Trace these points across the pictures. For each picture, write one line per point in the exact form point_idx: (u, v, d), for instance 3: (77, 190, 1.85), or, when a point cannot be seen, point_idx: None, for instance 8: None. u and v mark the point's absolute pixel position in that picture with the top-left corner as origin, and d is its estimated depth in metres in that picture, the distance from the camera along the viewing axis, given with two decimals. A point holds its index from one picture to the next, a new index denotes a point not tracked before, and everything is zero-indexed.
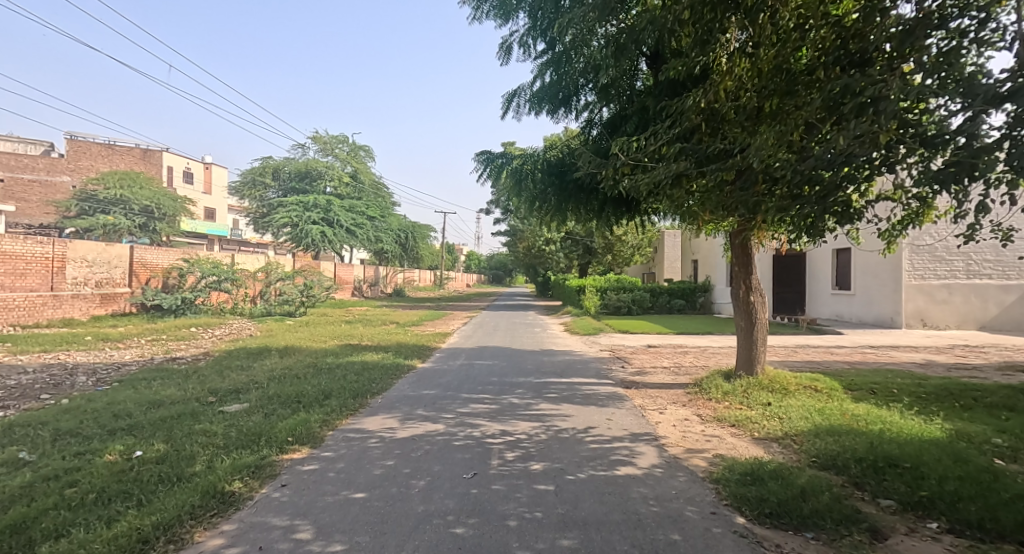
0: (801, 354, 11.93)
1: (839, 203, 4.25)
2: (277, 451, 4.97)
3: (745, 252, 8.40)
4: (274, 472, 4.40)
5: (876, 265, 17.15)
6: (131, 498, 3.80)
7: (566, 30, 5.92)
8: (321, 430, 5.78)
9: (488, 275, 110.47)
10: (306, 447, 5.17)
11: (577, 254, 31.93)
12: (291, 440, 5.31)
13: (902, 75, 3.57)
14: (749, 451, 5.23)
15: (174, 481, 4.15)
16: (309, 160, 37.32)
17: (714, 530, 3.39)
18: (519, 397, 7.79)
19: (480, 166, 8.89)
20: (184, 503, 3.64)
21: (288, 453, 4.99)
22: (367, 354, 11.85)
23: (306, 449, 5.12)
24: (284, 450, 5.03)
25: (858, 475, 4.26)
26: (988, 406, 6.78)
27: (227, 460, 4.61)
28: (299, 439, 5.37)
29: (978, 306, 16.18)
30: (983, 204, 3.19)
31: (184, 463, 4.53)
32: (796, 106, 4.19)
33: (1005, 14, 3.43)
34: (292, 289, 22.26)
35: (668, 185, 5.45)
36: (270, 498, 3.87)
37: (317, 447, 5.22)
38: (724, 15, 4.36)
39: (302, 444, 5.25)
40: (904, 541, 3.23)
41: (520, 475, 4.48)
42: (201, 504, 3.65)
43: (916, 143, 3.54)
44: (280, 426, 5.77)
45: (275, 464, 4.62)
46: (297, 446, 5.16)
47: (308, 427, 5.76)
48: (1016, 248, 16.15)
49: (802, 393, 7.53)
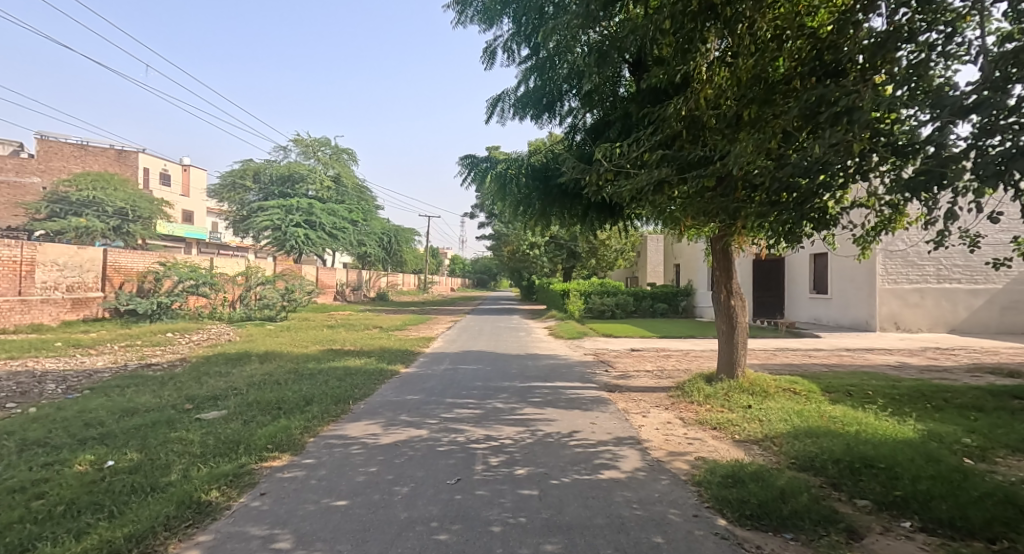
0: (780, 357, 12.14)
1: (817, 209, 4.32)
2: (257, 459, 4.90)
3: (726, 257, 8.49)
4: (253, 481, 4.34)
5: (852, 270, 17.49)
6: (102, 509, 3.73)
7: (550, 36, 5.91)
8: (302, 437, 5.71)
9: (473, 279, 110.62)
10: (287, 454, 5.11)
11: (562, 258, 32.18)
12: (271, 447, 5.24)
13: (874, 86, 3.72)
14: (730, 453, 5.31)
15: (148, 490, 4.08)
16: (291, 162, 36.67)
17: (696, 533, 3.43)
18: (503, 402, 7.79)
19: (465, 169, 8.95)
20: (158, 514, 3.58)
21: (268, 461, 4.92)
22: (350, 359, 11.76)
23: (288, 457, 5.06)
24: (264, 458, 4.95)
25: (836, 476, 4.35)
26: (958, 406, 6.97)
27: (204, 470, 4.52)
28: (280, 445, 5.31)
29: (948, 309, 16.63)
30: (952, 212, 3.25)
31: (159, 473, 4.45)
32: (774, 115, 4.29)
33: (970, 29, 3.56)
34: (272, 293, 22.34)
35: (651, 191, 5.53)
36: (250, 506, 3.82)
37: (298, 454, 5.17)
38: (704, 25, 4.50)
39: (283, 451, 5.19)
40: (878, 541, 3.30)
41: (505, 480, 4.48)
42: (176, 515, 3.59)
43: (888, 152, 3.69)
44: (259, 433, 5.69)
45: (255, 473, 4.56)
46: (277, 454, 5.10)
47: (288, 433, 5.71)
48: (985, 253, 16.58)
49: (781, 396, 7.66)
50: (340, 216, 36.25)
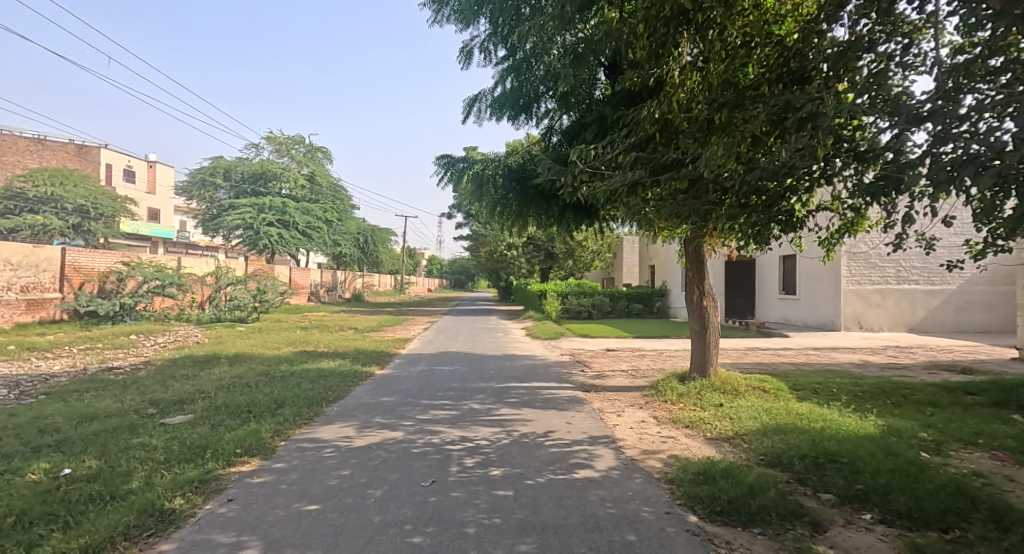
0: (751, 357, 12.40)
1: (783, 212, 4.43)
2: (225, 464, 4.80)
3: (698, 258, 8.66)
4: (220, 487, 4.26)
5: (819, 271, 18.00)
6: (57, 520, 3.61)
7: (526, 37, 5.96)
8: (272, 441, 5.62)
9: (450, 280, 110.11)
10: (257, 459, 5.02)
11: (540, 259, 32.25)
12: (240, 452, 5.15)
13: (837, 93, 3.86)
14: (701, 451, 5.41)
15: (107, 499, 3.97)
16: (263, 160, 36.04)
17: (668, 530, 3.50)
18: (480, 403, 7.79)
19: (441, 169, 8.91)
20: (117, 523, 3.49)
21: (236, 466, 4.83)
22: (323, 361, 11.61)
23: (257, 461, 4.97)
24: (232, 463, 4.86)
25: (801, 471, 4.47)
26: (916, 402, 7.24)
27: (168, 476, 4.42)
28: (249, 450, 5.22)
29: (907, 309, 17.22)
30: (909, 215, 3.36)
31: (119, 481, 4.33)
32: (744, 119, 4.40)
33: (925, 41, 3.73)
34: (243, 294, 21.90)
35: (625, 193, 5.60)
36: (216, 513, 3.75)
37: (268, 458, 5.08)
38: (676, 30, 4.60)
39: (252, 456, 5.10)
40: (841, 533, 3.42)
41: (480, 481, 4.48)
42: (136, 523, 3.50)
43: (850, 158, 3.82)
44: (227, 438, 5.58)
45: (221, 478, 4.47)
46: (246, 459, 5.01)
47: (258, 437, 5.62)
48: (941, 255, 17.26)
49: (751, 394, 7.83)
50: (314, 215, 35.71)
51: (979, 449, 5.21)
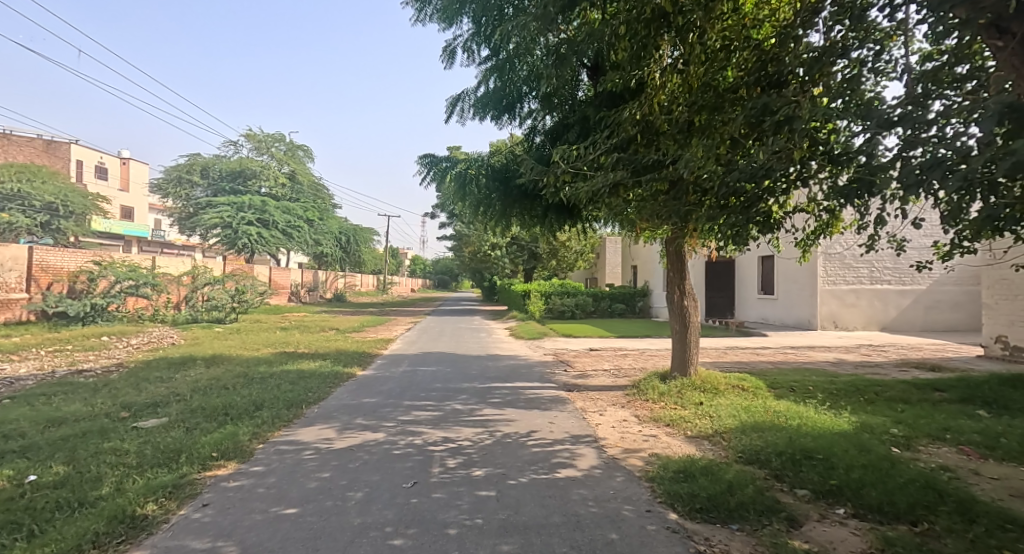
0: (730, 356, 12.59)
1: (761, 213, 4.51)
2: (200, 469, 4.72)
3: (679, 258, 8.76)
4: (195, 492, 4.19)
5: (796, 271, 18.36)
6: (22, 528, 3.52)
7: (509, 36, 5.99)
8: (250, 443, 5.54)
9: (434, 279, 109.66)
10: (233, 462, 4.94)
11: (523, 259, 32.30)
12: (216, 456, 5.07)
13: (812, 96, 3.93)
14: (681, 449, 5.48)
15: (75, 506, 3.88)
16: (242, 158, 35.52)
17: (648, 528, 3.54)
18: (462, 403, 7.78)
19: (424, 169, 8.88)
20: (85, 530, 3.41)
21: (212, 470, 4.75)
22: (303, 362, 11.47)
23: (234, 465, 4.90)
24: (207, 467, 4.78)
25: (778, 468, 4.55)
26: (888, 399, 7.43)
27: (140, 482, 4.33)
28: (226, 453, 5.14)
29: (880, 309, 17.63)
30: (881, 217, 3.44)
31: (89, 487, 4.24)
32: (722, 121, 4.47)
33: (894, 48, 3.85)
34: (221, 294, 21.59)
35: (608, 193, 5.64)
36: (190, 519, 3.69)
37: (245, 461, 5.01)
38: (657, 32, 4.66)
39: (229, 459, 5.02)
40: (816, 527, 3.49)
41: (462, 482, 4.47)
42: (106, 531, 3.43)
43: (825, 161, 3.90)
44: (203, 441, 5.49)
45: (196, 483, 4.40)
46: (223, 462, 4.94)
47: (235, 440, 5.54)
48: (911, 256, 17.71)
49: (730, 392, 7.95)
50: (294, 214, 35.27)
51: (947, 444, 5.36)
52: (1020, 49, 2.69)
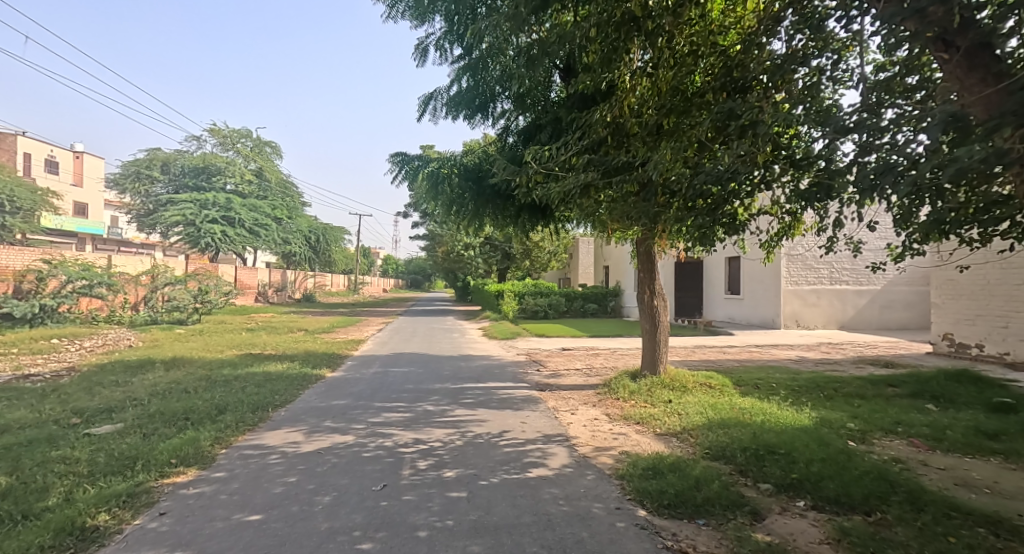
0: (698, 354, 12.86)
1: (727, 215, 4.60)
2: (157, 476, 4.58)
3: (649, 259, 8.88)
4: (151, 500, 4.06)
5: (761, 272, 18.86)
6: None
7: (482, 36, 5.98)
8: (211, 449, 5.39)
9: (406, 279, 108.68)
10: (193, 469, 4.81)
11: (497, 259, 32.28)
12: (175, 462, 4.92)
13: (775, 102, 4.05)
14: (651, 446, 5.58)
15: (19, 519, 3.72)
16: (206, 153, 34.53)
17: (618, 525, 3.59)
18: (434, 404, 7.74)
19: (396, 167, 8.80)
20: (29, 544, 3.27)
21: (170, 477, 4.61)
22: (270, 364, 11.22)
23: (194, 471, 4.76)
24: (165, 474, 4.64)
25: (743, 463, 4.67)
26: (846, 394, 7.70)
27: (91, 491, 4.18)
28: (185, 460, 5.00)
29: (840, 308, 18.23)
30: (839, 219, 3.56)
31: (34, 498, 4.07)
32: (690, 125, 4.56)
33: (849, 58, 4.02)
34: (182, 295, 21.04)
35: (579, 194, 5.65)
36: (146, 528, 3.58)
37: (206, 467, 4.88)
38: (628, 36, 4.73)
39: (188, 465, 4.88)
40: (778, 520, 3.60)
41: (433, 484, 4.45)
42: (52, 544, 3.31)
43: (788, 165, 4.01)
44: (161, 447, 5.33)
45: (153, 491, 4.27)
46: (182, 469, 4.79)
47: (196, 446, 5.39)
48: (867, 258, 18.39)
49: (698, 390, 8.12)
50: (261, 213, 34.48)
51: (899, 437, 5.59)
52: (964, 63, 2.83)
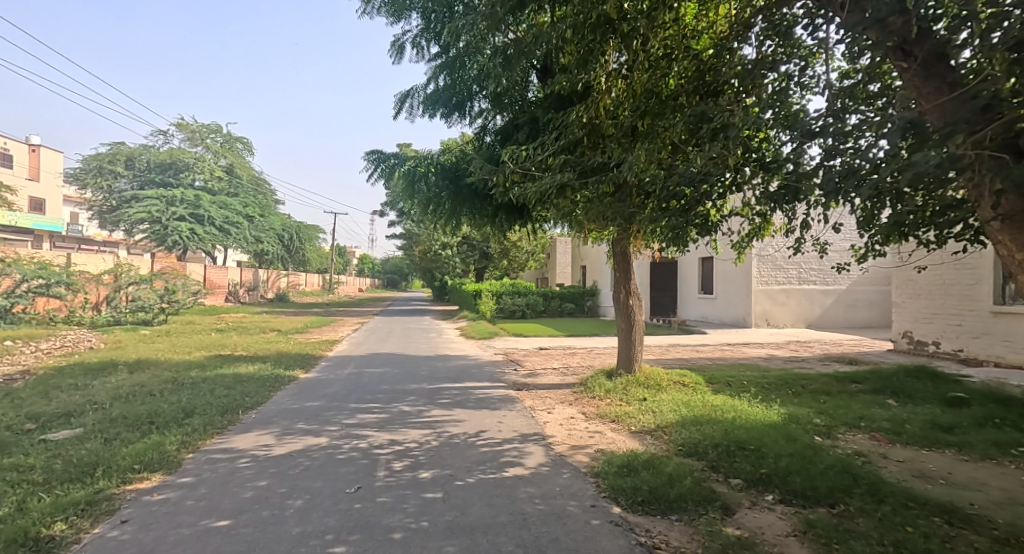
0: (673, 353, 13.06)
1: (700, 216, 4.67)
2: (119, 482, 4.45)
3: (625, 258, 8.97)
4: (112, 508, 3.95)
5: (733, 272, 19.24)
6: None
7: (459, 35, 5.96)
8: (177, 453, 5.27)
9: (382, 278, 107.63)
10: (157, 474, 4.69)
11: (474, 259, 32.22)
12: (138, 468, 4.79)
13: (745, 106, 4.14)
14: (626, 444, 5.65)
15: None
16: (173, 148, 33.55)
17: (593, 523, 3.63)
18: (410, 404, 7.70)
19: (371, 165, 8.71)
20: None
21: (133, 483, 4.49)
22: (241, 365, 10.99)
23: (159, 477, 4.65)
24: (127, 480, 4.51)
25: (714, 459, 4.77)
26: (814, 391, 7.92)
27: (48, 500, 4.05)
28: (149, 465, 4.87)
29: (808, 307, 18.72)
30: (806, 221, 3.65)
31: None
32: (664, 127, 4.64)
33: (816, 65, 4.15)
34: (148, 295, 20.54)
35: (555, 194, 5.67)
36: (107, 537, 3.48)
37: (171, 473, 4.76)
38: (603, 37, 4.80)
39: (152, 471, 4.76)
40: (747, 514, 3.69)
41: (408, 485, 4.44)
42: None
43: (758, 167, 4.11)
44: (124, 452, 5.18)
45: (115, 497, 4.15)
46: (145, 475, 4.67)
47: (161, 450, 5.26)
48: (834, 258, 18.92)
49: (672, 388, 8.25)
50: (232, 210, 33.75)
51: (862, 431, 5.78)
52: (920, 72, 2.93)
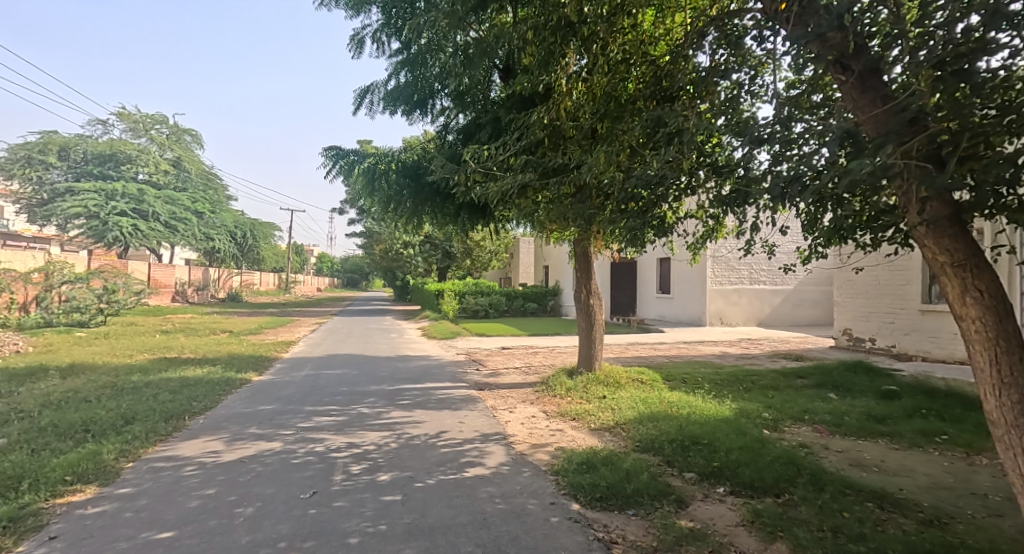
0: (631, 351, 13.34)
1: (657, 217, 4.78)
2: (48, 496, 4.22)
3: (586, 259, 9.10)
4: (41, 523, 3.74)
5: (689, 272, 19.78)
6: None
7: (420, 32, 5.90)
8: (115, 463, 5.03)
9: (342, 278, 105.51)
10: (92, 486, 4.46)
11: (437, 258, 32.06)
12: (70, 480, 4.55)
13: (699, 112, 4.29)
14: (586, 441, 5.75)
15: None
16: (113, 139, 31.98)
17: (552, 520, 3.68)
18: (369, 406, 7.60)
19: (329, 161, 8.52)
20: None
21: (64, 496, 4.26)
22: (188, 369, 10.56)
23: (93, 489, 4.42)
24: (58, 494, 4.28)
25: (670, 454, 4.91)
26: (764, 386, 8.24)
27: None
28: (82, 477, 4.62)
29: (759, 307, 19.46)
30: (755, 224, 3.79)
31: None
32: (622, 130, 4.74)
33: (765, 75, 4.34)
34: (83, 294, 19.41)
35: (516, 194, 5.67)
36: None
37: (107, 484, 4.54)
38: (564, 40, 4.87)
39: (86, 483, 4.52)
40: (699, 506, 3.82)
41: (366, 488, 4.38)
42: None
43: (711, 172, 4.24)
44: (55, 463, 4.91)
45: (44, 512, 3.93)
46: (79, 487, 4.44)
47: (96, 460, 5.01)
48: (783, 260, 19.73)
49: (631, 385, 8.44)
50: (180, 206, 32.52)
51: (806, 424, 6.06)
52: (856, 85, 3.07)
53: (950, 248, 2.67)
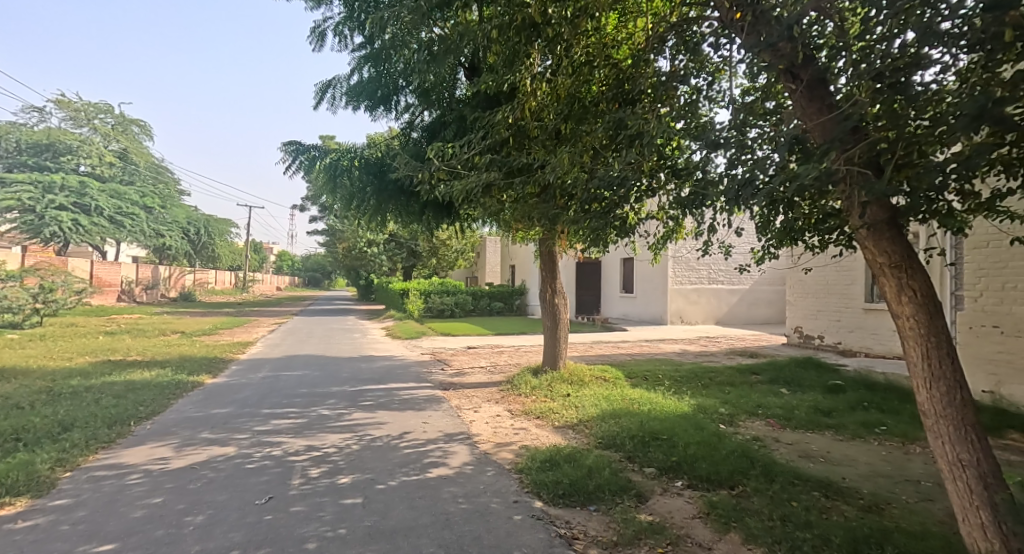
0: (595, 349, 13.51)
1: (619, 218, 4.84)
2: None
3: (552, 258, 9.16)
4: None
5: (651, 272, 20.18)
6: None
7: (384, 27, 5.82)
8: (50, 473, 4.77)
9: (304, 277, 103.10)
10: (24, 498, 4.22)
11: (402, 257, 31.74)
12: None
13: (660, 115, 4.38)
14: (549, 439, 5.80)
15: None
16: (51, 128, 30.29)
17: (515, 518, 3.70)
18: (330, 408, 7.46)
19: (289, 156, 8.30)
20: None
21: None
22: (135, 372, 10.11)
23: (25, 501, 4.18)
24: None
25: (631, 450, 5.00)
26: (722, 383, 8.49)
27: None
28: (13, 488, 4.36)
29: (717, 306, 20.01)
30: (712, 226, 3.90)
31: None
32: (585, 131, 4.80)
33: (722, 81, 4.47)
34: (18, 293, 18.25)
35: (480, 193, 5.65)
36: None
37: (41, 496, 4.30)
38: (527, 40, 4.90)
39: (17, 495, 4.27)
40: (658, 500, 3.91)
41: (325, 492, 4.30)
42: None
43: (670, 174, 4.35)
44: None
45: None
46: (9, 499, 4.19)
47: (29, 471, 4.73)
48: (740, 260, 20.35)
49: (594, 383, 8.55)
50: (126, 200, 31.19)
51: (760, 418, 6.28)
52: (805, 94, 3.19)
53: (888, 250, 2.82)
